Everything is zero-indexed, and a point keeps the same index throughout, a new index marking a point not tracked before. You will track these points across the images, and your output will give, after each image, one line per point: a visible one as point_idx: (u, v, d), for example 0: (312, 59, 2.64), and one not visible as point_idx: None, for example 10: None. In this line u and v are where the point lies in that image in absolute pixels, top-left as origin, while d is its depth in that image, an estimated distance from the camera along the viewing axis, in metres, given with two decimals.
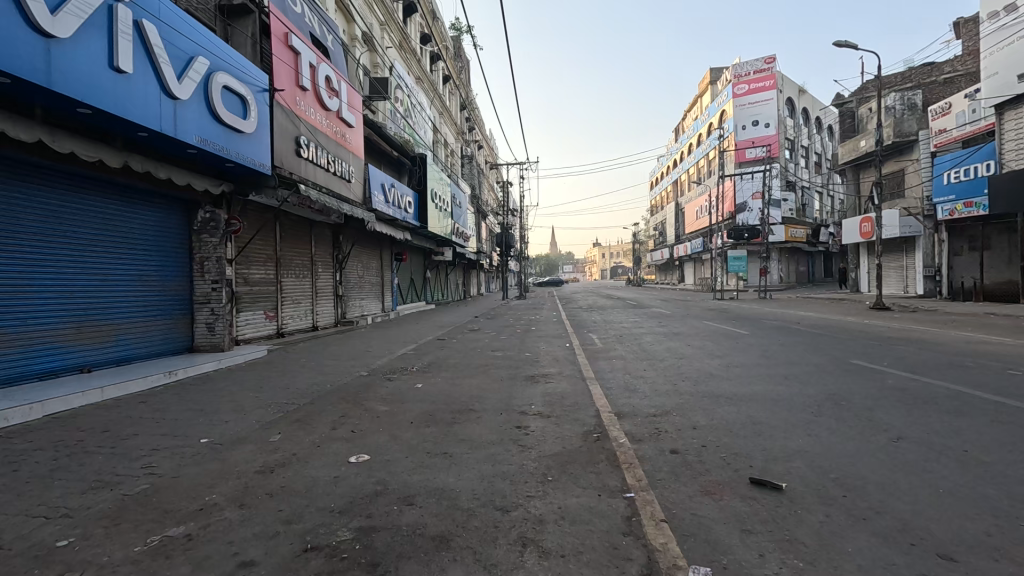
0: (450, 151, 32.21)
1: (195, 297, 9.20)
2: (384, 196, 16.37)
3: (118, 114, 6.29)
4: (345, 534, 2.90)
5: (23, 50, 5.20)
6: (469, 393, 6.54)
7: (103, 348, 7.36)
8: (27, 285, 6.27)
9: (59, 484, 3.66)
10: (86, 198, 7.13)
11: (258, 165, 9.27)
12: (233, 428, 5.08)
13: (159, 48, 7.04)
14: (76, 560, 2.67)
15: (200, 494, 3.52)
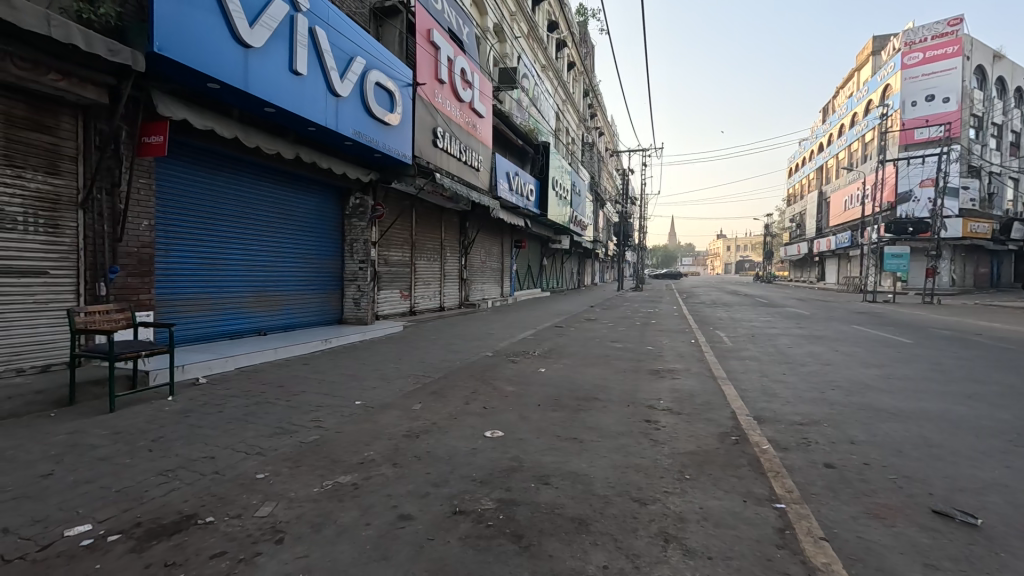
0: (571, 138, 32.02)
1: (344, 275, 10.31)
2: (508, 184, 16.83)
3: (292, 111, 7.16)
4: (488, 503, 3.07)
5: (230, 59, 6.15)
6: (592, 381, 6.54)
7: (274, 315, 8.56)
8: (222, 259, 7.48)
9: (253, 426, 4.35)
10: (265, 185, 8.27)
11: (401, 156, 10.03)
12: (381, 393, 5.64)
13: (327, 52, 7.88)
14: (272, 492, 3.17)
15: (360, 449, 3.96)
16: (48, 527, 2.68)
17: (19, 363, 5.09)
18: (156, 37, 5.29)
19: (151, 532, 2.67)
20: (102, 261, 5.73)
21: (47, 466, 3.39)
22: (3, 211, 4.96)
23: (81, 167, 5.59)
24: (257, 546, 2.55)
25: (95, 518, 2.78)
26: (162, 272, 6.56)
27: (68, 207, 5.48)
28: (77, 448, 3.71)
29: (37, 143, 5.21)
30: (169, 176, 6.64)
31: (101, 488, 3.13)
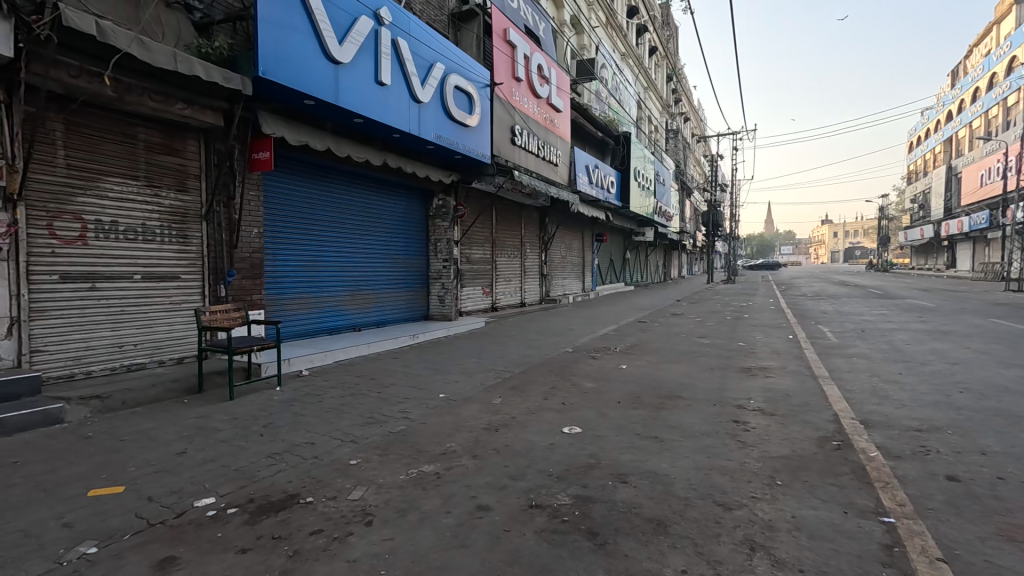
0: (654, 126, 30.83)
1: (430, 274, 10.77)
2: (588, 177, 16.62)
3: (379, 120, 7.60)
4: (565, 498, 3.09)
5: (323, 76, 6.66)
6: (676, 379, 6.30)
7: (367, 312, 9.16)
8: (321, 261, 8.14)
9: (347, 416, 4.72)
10: (356, 191, 8.86)
11: (480, 156, 10.25)
12: (463, 387, 5.85)
13: (409, 60, 8.26)
14: (363, 477, 3.42)
15: (442, 440, 4.15)
16: (182, 497, 3.11)
17: (160, 355, 5.92)
18: (260, 62, 5.87)
19: (262, 507, 3.01)
20: (222, 266, 6.49)
21: (180, 445, 3.93)
22: (145, 225, 5.75)
23: (204, 183, 6.34)
24: (349, 527, 2.78)
25: (217, 493, 3.18)
26: (271, 274, 7.28)
27: (194, 219, 6.24)
28: (204, 431, 4.25)
29: (169, 165, 5.98)
30: (273, 187, 7.33)
31: (222, 466, 3.56)
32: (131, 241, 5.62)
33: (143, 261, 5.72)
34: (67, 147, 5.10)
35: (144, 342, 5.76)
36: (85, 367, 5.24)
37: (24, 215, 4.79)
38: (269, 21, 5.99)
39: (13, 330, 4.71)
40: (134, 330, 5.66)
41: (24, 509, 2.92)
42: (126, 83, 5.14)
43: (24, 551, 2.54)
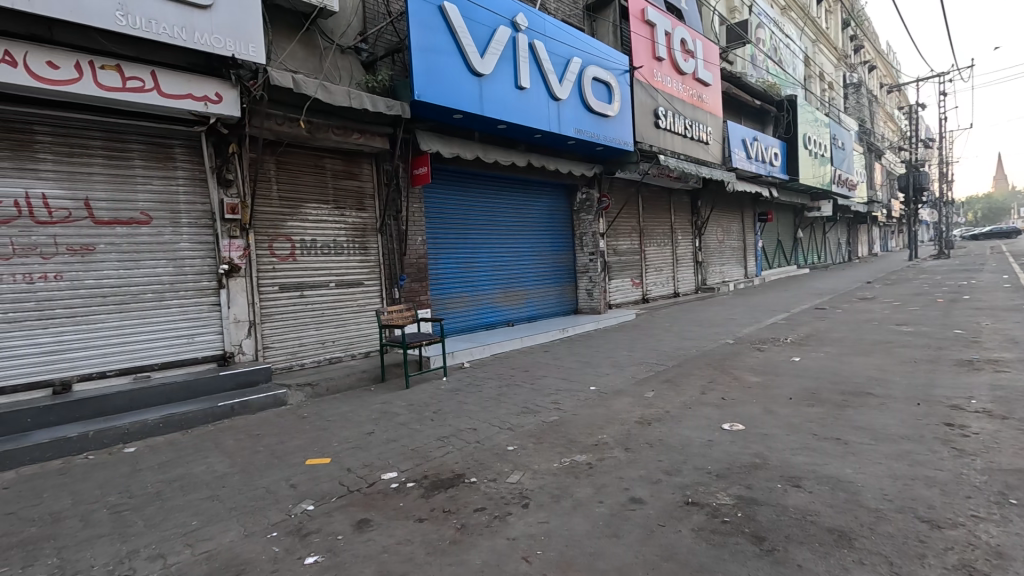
0: (827, 82, 26.71)
1: (577, 267, 10.88)
2: (747, 152, 15.09)
3: (520, 123, 7.89)
4: (726, 498, 2.90)
5: (468, 90, 7.14)
6: (865, 374, 5.43)
7: (519, 308, 9.62)
8: (476, 262, 8.78)
9: (504, 405, 5.03)
10: (504, 194, 9.34)
11: (623, 144, 9.98)
12: (614, 380, 5.81)
13: (546, 60, 8.41)
14: (519, 463, 3.64)
15: (594, 432, 4.19)
16: (372, 470, 3.66)
17: (352, 349, 6.98)
18: (415, 87, 6.53)
19: (434, 483, 3.39)
20: (394, 271, 7.40)
21: (370, 425, 4.60)
22: (335, 241, 6.82)
23: (377, 201, 7.28)
24: (508, 507, 2.98)
25: (399, 468, 3.67)
26: (434, 277, 8.08)
27: (372, 233, 7.22)
28: (387, 415, 4.91)
29: (351, 188, 7.01)
30: (432, 198, 8.11)
31: (402, 446, 4.09)
32: (326, 255, 6.72)
33: (335, 271, 6.80)
34: (278, 182, 6.29)
35: (340, 339, 6.85)
36: (300, 360, 6.43)
37: (254, 240, 6.04)
38: (421, 48, 6.63)
39: (251, 331, 5.98)
40: (332, 329, 6.77)
41: (264, 471, 3.72)
42: (316, 123, 6.17)
43: (266, 503, 3.24)
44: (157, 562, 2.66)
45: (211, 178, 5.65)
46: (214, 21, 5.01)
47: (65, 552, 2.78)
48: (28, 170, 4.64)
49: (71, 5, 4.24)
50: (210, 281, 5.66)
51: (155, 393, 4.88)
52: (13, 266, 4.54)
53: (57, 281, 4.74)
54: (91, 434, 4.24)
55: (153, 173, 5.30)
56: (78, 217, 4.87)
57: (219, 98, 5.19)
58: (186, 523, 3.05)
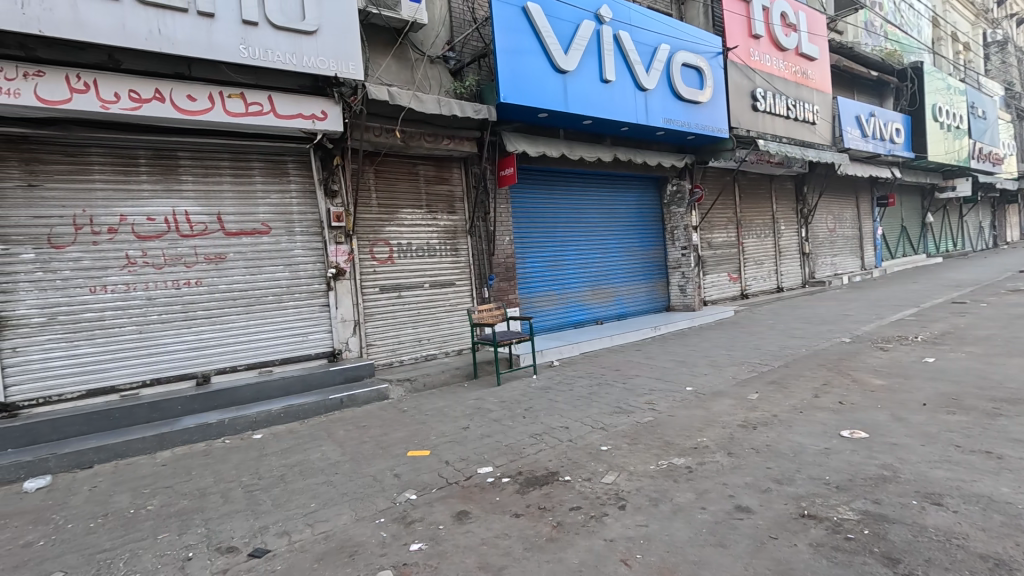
0: (962, 43, 23.28)
1: (669, 263, 10.46)
2: (862, 130, 13.58)
3: (606, 117, 7.73)
4: (849, 513, 2.63)
5: (553, 88, 7.13)
6: (1021, 378, 4.66)
7: (609, 306, 9.44)
8: (563, 260, 8.75)
9: (596, 404, 4.96)
10: (590, 190, 9.22)
11: (718, 131, 9.40)
12: (713, 381, 5.50)
13: (632, 51, 8.16)
14: (615, 463, 3.56)
15: (693, 434, 4.00)
16: (469, 464, 3.78)
17: (446, 347, 7.26)
18: (501, 90, 6.64)
19: (529, 480, 3.42)
20: (484, 271, 7.59)
21: (465, 420, 4.76)
22: (429, 243, 7.13)
23: (467, 204, 7.50)
24: (605, 507, 2.94)
25: (494, 463, 3.75)
26: (522, 276, 8.18)
27: (462, 234, 7.45)
28: (480, 410, 5.05)
29: (442, 192, 7.29)
30: (519, 198, 8.21)
31: (496, 441, 4.18)
32: (421, 257, 7.06)
33: (429, 272, 7.12)
34: (377, 190, 6.70)
35: (434, 336, 7.15)
36: (399, 357, 6.81)
37: (357, 245, 6.49)
38: (506, 51, 6.73)
39: (356, 329, 6.43)
40: (427, 327, 7.09)
41: (372, 460, 3.99)
42: (409, 132, 6.49)
43: (374, 491, 3.47)
44: (283, 538, 2.95)
45: (319, 190, 6.16)
46: (320, 45, 5.42)
47: (211, 524, 3.17)
48: (174, 191, 5.35)
49: (203, 43, 4.82)
50: (321, 284, 6.17)
51: (277, 385, 5.43)
52: (165, 274, 5.26)
53: (198, 286, 5.43)
54: (227, 421, 4.80)
55: (271, 188, 5.89)
56: (213, 230, 5.54)
57: (325, 115, 5.59)
58: (306, 505, 3.35)
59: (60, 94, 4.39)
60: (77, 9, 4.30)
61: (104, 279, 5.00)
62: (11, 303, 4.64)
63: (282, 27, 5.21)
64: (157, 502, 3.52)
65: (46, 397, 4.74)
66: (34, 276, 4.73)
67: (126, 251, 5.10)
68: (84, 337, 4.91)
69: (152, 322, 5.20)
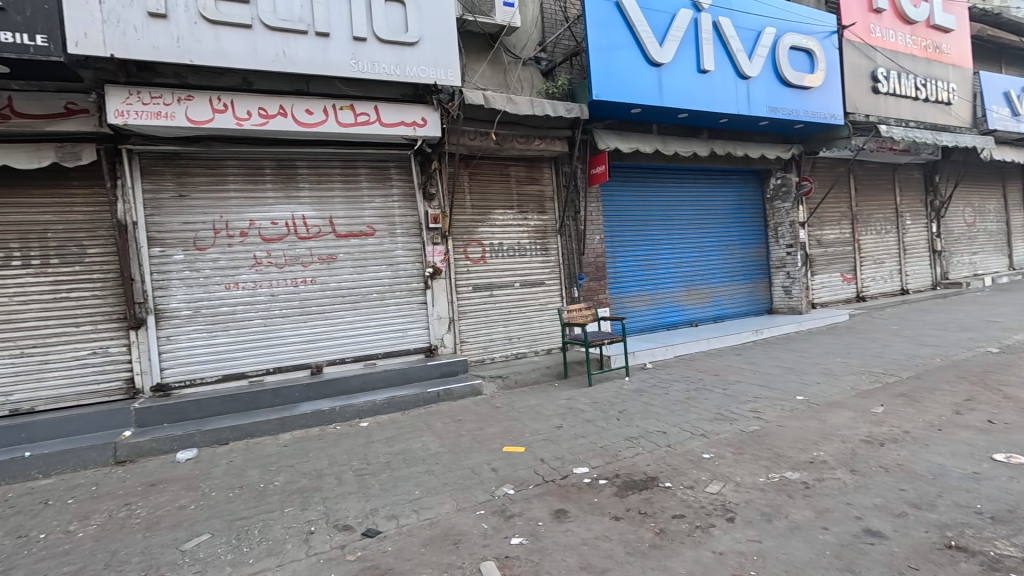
0: None
1: (771, 262, 9.74)
2: (1012, 108, 11.74)
3: (704, 109, 7.36)
4: (1009, 549, 2.29)
5: (647, 82, 6.93)
6: None
7: (705, 307, 8.99)
8: (656, 259, 8.47)
9: (695, 410, 4.74)
10: (685, 186, 8.84)
11: (831, 118, 8.59)
12: (828, 391, 5.04)
13: (734, 37, 7.69)
14: (719, 472, 3.39)
15: (807, 447, 3.69)
16: (564, 463, 3.78)
17: (536, 346, 7.32)
18: (592, 87, 6.56)
19: (627, 483, 3.35)
20: (574, 271, 7.55)
21: (557, 420, 4.76)
22: (520, 243, 7.23)
23: (557, 204, 7.51)
24: (711, 518, 2.80)
25: (589, 464, 3.72)
26: (613, 275, 8.03)
27: (552, 234, 7.47)
28: (573, 411, 5.02)
29: (533, 192, 7.35)
30: (610, 196, 8.07)
31: (590, 442, 4.13)
32: (512, 257, 7.17)
33: (520, 272, 7.22)
34: (471, 192, 6.92)
35: (525, 335, 7.24)
36: (490, 354, 6.97)
37: (452, 246, 6.74)
38: (599, 48, 6.64)
39: (451, 327, 6.68)
40: (518, 326, 7.19)
41: (470, 453, 4.12)
42: (503, 134, 6.61)
43: (473, 483, 3.59)
44: (392, 521, 3.14)
45: (418, 193, 6.47)
46: (421, 55, 5.69)
47: (328, 502, 3.46)
48: (293, 197, 5.89)
49: (320, 61, 5.25)
50: (419, 283, 6.49)
51: (380, 377, 5.79)
52: (286, 273, 5.82)
53: (312, 284, 5.93)
54: (337, 409, 5.20)
55: (376, 192, 6.29)
56: (326, 232, 6.02)
57: (424, 122, 5.87)
58: (410, 491, 3.54)
59: (205, 114, 5.01)
60: (219, 39, 4.88)
61: (236, 278, 5.63)
62: (165, 298, 5.38)
63: (388, 40, 5.52)
64: (281, 479, 3.91)
65: (192, 380, 5.44)
66: (182, 275, 5.44)
67: (254, 252, 5.71)
68: (221, 328, 5.56)
69: (275, 316, 5.77)
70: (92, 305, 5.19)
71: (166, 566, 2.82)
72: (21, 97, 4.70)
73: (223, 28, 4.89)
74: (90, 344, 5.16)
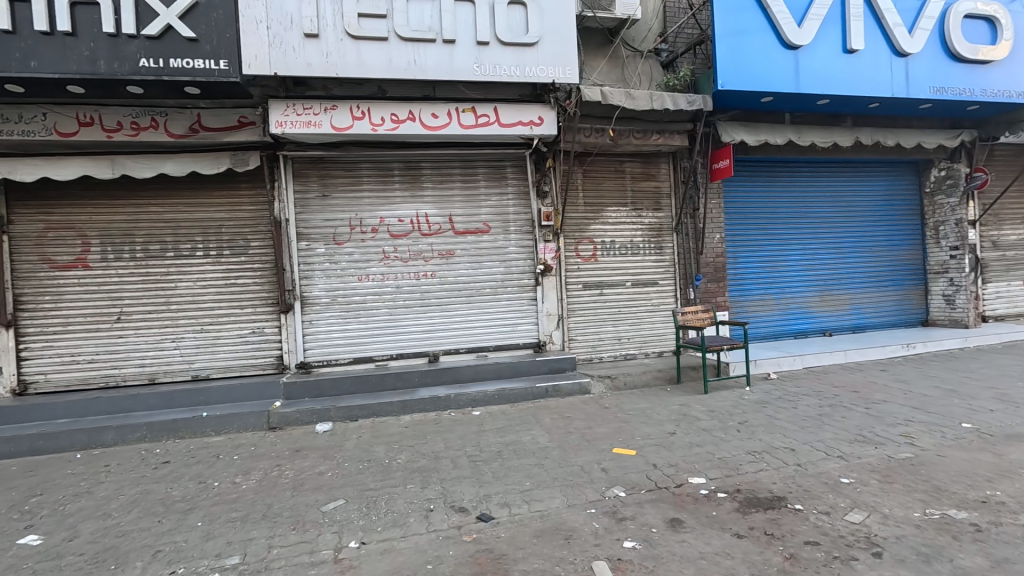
0: None
1: (929, 266, 8.45)
2: None
3: (849, 94, 6.58)
4: None
5: (782, 67, 6.35)
6: None
7: (842, 315, 8.06)
8: (784, 260, 7.76)
9: (830, 428, 4.28)
10: (821, 180, 7.98)
11: (1018, 96, 7.20)
12: (1005, 420, 4.26)
13: (891, 10, 6.74)
14: (862, 500, 3.03)
15: (978, 484, 3.16)
16: (679, 471, 3.62)
17: (647, 347, 7.09)
18: (718, 76, 6.19)
19: (750, 500, 3.12)
20: (690, 271, 7.19)
21: (671, 426, 4.58)
22: (633, 241, 7.04)
23: (674, 200, 7.19)
24: (852, 551, 2.51)
25: (707, 475, 3.53)
26: (734, 277, 7.51)
27: (668, 232, 7.17)
28: (687, 418, 4.80)
29: (648, 189, 7.11)
30: (733, 192, 7.55)
31: (707, 452, 3.92)
32: (624, 255, 7.01)
33: (632, 270, 7.04)
34: (584, 189, 6.88)
35: (635, 336, 7.04)
36: (599, 353, 6.90)
37: (563, 243, 6.76)
38: (727, 34, 6.22)
39: (560, 324, 6.72)
40: (628, 326, 7.02)
41: (579, 451, 4.12)
42: (620, 130, 6.49)
43: (583, 481, 3.58)
44: (505, 509, 3.25)
45: (533, 191, 6.58)
46: (540, 55, 5.77)
47: (446, 484, 3.67)
48: (418, 197, 6.31)
49: (446, 67, 5.56)
50: (530, 279, 6.61)
51: (492, 369, 6.00)
52: (409, 267, 6.26)
53: (432, 278, 6.31)
54: (452, 396, 5.50)
55: (492, 191, 6.51)
56: (445, 229, 6.37)
57: (541, 120, 5.95)
58: (521, 482, 3.63)
59: (346, 122, 5.54)
60: (360, 53, 5.37)
61: (368, 270, 6.17)
62: (309, 286, 6.06)
63: (509, 43, 5.67)
64: (404, 457, 4.22)
65: (328, 360, 6.08)
66: (324, 266, 6.09)
67: (383, 247, 6.21)
68: (354, 315, 6.15)
69: (399, 306, 6.24)
70: (253, 291, 6.01)
71: (310, 523, 3.20)
72: (207, 113, 5.59)
73: (364, 42, 5.37)
74: (250, 324, 5.99)
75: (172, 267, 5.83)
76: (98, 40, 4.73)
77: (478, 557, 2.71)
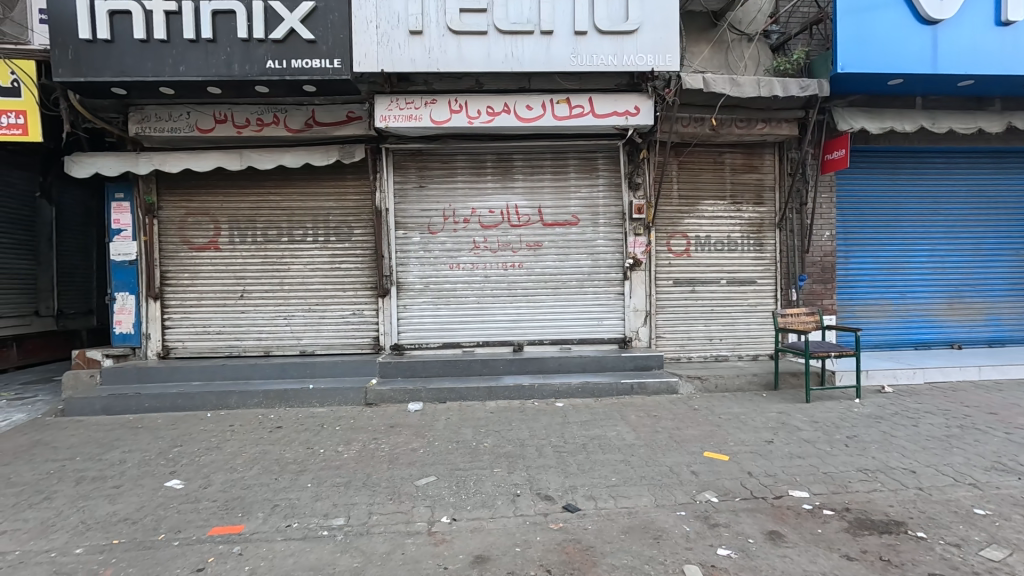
0: None
1: None
2: None
3: (1000, 74, 5.74)
4: None
5: (916, 45, 5.66)
6: None
7: (975, 326, 7.11)
8: (906, 262, 6.98)
9: (960, 452, 3.81)
10: (958, 172, 7.05)
11: None
12: None
13: None
14: (1002, 536, 2.68)
15: None
16: (778, 482, 3.41)
17: (741, 349, 6.71)
18: (838, 58, 5.64)
19: (861, 521, 2.87)
20: (793, 271, 6.70)
21: (768, 434, 4.31)
22: (730, 237, 6.67)
23: (779, 193, 6.71)
24: None
25: (810, 489, 3.29)
26: (845, 278, 6.87)
27: (769, 228, 6.72)
28: (786, 427, 4.49)
29: (750, 181, 6.69)
30: (847, 185, 6.88)
31: (810, 466, 3.65)
32: (720, 251, 6.66)
33: (728, 268, 6.67)
34: (679, 182, 6.61)
35: (728, 337, 6.69)
36: (687, 352, 6.64)
37: (655, 237, 6.56)
38: (852, 10, 5.64)
39: (648, 320, 6.55)
40: (721, 326, 6.68)
41: (667, 452, 4.01)
42: (722, 119, 6.16)
43: (673, 482, 3.48)
44: (591, 502, 3.25)
45: (625, 183, 6.43)
46: (639, 43, 5.59)
47: (531, 471, 3.74)
48: (509, 188, 6.41)
49: (543, 58, 5.57)
50: (618, 273, 6.49)
51: (576, 361, 5.99)
52: (498, 257, 6.38)
53: (520, 268, 6.40)
54: (537, 386, 5.57)
55: (583, 183, 6.45)
56: (534, 220, 6.42)
57: (637, 110, 5.79)
58: (608, 477, 3.60)
59: (445, 115, 5.75)
60: (460, 47, 5.52)
61: (459, 259, 6.39)
62: (405, 273, 6.40)
63: (607, 31, 5.56)
64: (490, 442, 4.34)
65: (420, 343, 6.39)
66: (418, 254, 6.39)
67: (474, 237, 6.39)
68: (444, 302, 6.40)
69: (487, 295, 6.39)
70: (354, 275, 6.44)
71: (406, 495, 3.40)
72: (321, 109, 6.04)
73: (464, 37, 5.52)
74: (351, 306, 6.43)
75: (286, 251, 6.40)
76: (234, 46, 5.27)
77: (566, 546, 2.74)
